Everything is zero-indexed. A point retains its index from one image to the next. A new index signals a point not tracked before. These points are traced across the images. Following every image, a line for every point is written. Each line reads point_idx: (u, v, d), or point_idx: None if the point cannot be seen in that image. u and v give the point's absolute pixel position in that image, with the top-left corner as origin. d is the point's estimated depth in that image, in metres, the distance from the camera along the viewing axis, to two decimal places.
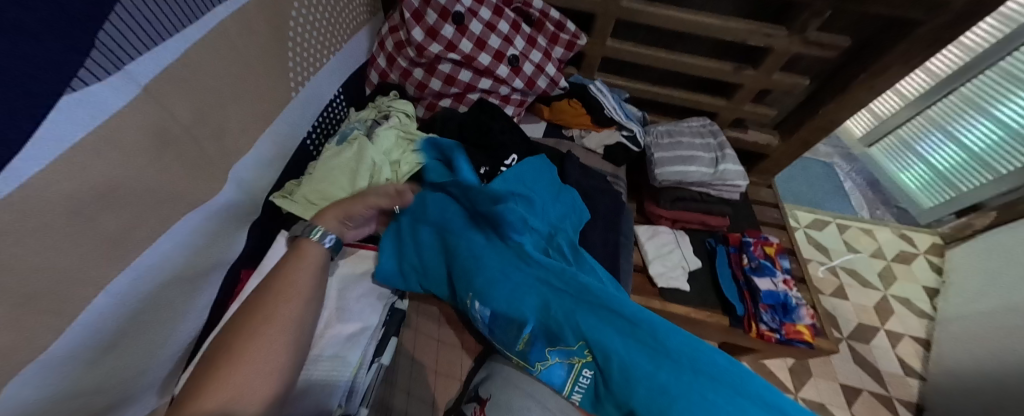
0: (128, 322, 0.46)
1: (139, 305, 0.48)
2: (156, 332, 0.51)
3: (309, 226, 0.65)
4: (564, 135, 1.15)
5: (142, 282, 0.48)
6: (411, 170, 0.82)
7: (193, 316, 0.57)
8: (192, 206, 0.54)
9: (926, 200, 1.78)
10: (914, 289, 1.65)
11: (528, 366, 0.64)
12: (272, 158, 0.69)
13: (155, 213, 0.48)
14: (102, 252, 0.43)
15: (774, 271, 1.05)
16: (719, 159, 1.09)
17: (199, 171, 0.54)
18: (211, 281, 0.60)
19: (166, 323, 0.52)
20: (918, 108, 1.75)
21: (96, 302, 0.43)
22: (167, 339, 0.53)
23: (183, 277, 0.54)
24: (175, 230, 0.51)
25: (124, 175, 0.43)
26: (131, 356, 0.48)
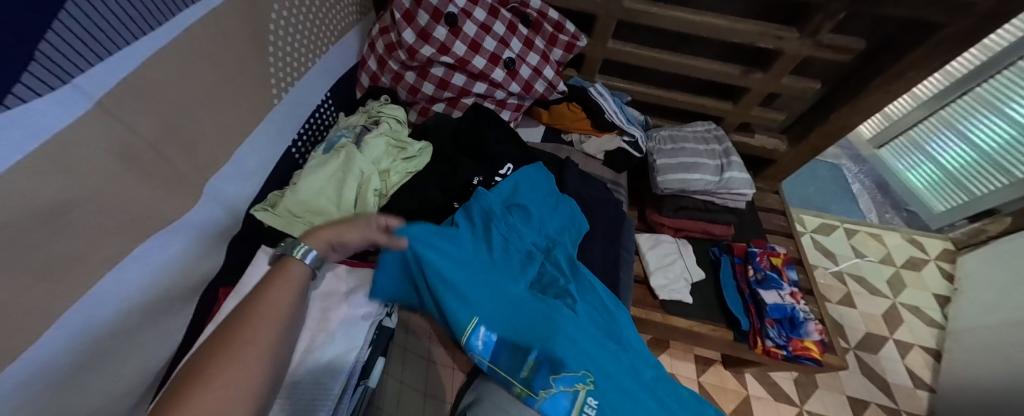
0: (87, 352, 0.42)
1: (102, 335, 0.44)
2: (124, 362, 0.47)
3: (292, 242, 0.54)
4: (564, 140, 1.11)
5: (105, 310, 0.44)
6: (400, 180, 0.82)
7: (165, 343, 0.53)
8: (163, 223, 0.50)
9: (938, 204, 1.72)
10: (925, 296, 1.60)
11: (531, 395, 0.60)
12: (253, 171, 0.66)
13: (117, 235, 0.44)
14: (55, 283, 0.39)
15: (780, 284, 1.01)
16: (724, 166, 1.05)
17: (170, 188, 0.50)
18: (185, 303, 0.56)
19: (135, 352, 0.48)
20: (931, 109, 1.69)
21: (49, 335, 0.38)
22: (137, 370, 0.49)
23: (154, 298, 0.50)
24: (141, 252, 0.47)
25: (84, 196, 0.40)
26: (95, 390, 0.44)
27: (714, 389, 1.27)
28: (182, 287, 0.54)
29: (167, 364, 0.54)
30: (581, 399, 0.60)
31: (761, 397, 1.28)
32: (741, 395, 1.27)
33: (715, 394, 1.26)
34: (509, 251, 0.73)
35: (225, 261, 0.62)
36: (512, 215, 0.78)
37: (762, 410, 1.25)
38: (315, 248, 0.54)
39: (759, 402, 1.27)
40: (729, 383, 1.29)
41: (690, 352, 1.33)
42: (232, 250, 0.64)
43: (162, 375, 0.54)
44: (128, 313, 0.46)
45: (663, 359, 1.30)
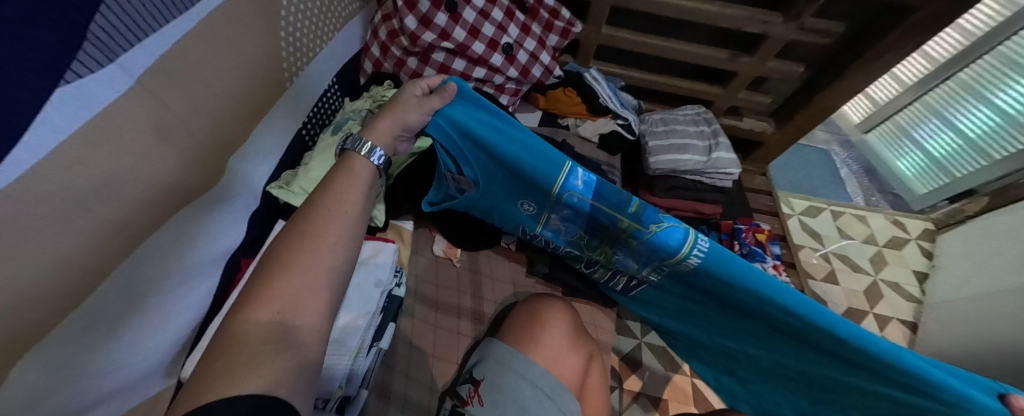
0: (130, 308, 0.48)
1: (142, 294, 0.49)
2: (162, 319, 0.52)
3: (354, 138, 0.57)
4: (560, 124, 1.15)
5: (144, 269, 0.48)
6: (405, 160, 0.83)
7: (199, 304, 0.59)
8: (188, 196, 0.54)
9: (918, 186, 1.80)
10: (905, 273, 1.68)
11: (641, 228, 0.63)
12: (268, 150, 0.70)
13: (152, 205, 0.48)
14: (103, 245, 0.43)
15: (764, 258, 1.10)
16: (712, 147, 1.10)
17: (196, 162, 0.54)
18: (216, 269, 0.61)
19: (172, 311, 0.54)
20: (916, 95, 1.75)
21: (99, 289, 0.43)
22: (174, 326, 0.55)
23: (188, 260, 0.55)
24: (175, 221, 0.52)
25: (126, 169, 0.44)
26: (137, 342, 0.49)
27: None
28: (212, 255, 0.60)
29: (200, 323, 0.60)
30: (693, 238, 0.60)
31: None
32: None
33: None
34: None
35: (246, 234, 0.67)
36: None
37: None
38: (379, 146, 0.58)
39: None
40: None
41: None
42: (251, 225, 0.68)
43: (195, 332, 0.60)
44: (164, 274, 0.52)
45: None
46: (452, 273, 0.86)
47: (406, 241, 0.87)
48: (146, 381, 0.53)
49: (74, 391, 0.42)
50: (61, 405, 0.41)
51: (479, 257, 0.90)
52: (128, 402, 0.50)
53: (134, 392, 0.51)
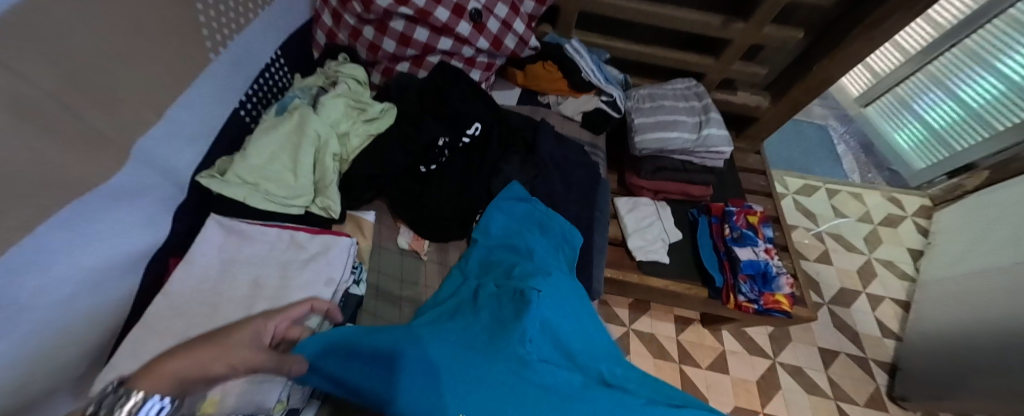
0: (19, 325, 0.39)
1: (24, 305, 0.39)
2: (51, 334, 0.42)
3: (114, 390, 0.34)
4: (541, 102, 1.06)
5: (30, 274, 0.39)
6: (361, 144, 0.79)
7: (99, 316, 0.49)
8: (86, 188, 0.44)
9: (917, 161, 1.73)
10: (899, 251, 1.63)
11: None
12: (194, 134, 0.61)
13: (35, 199, 0.39)
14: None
15: (755, 241, 1.04)
16: (703, 123, 1.02)
17: (93, 148, 0.45)
18: (127, 272, 0.52)
19: (65, 324, 0.44)
20: (918, 64, 1.67)
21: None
22: (65, 345, 0.45)
23: (91, 263, 0.46)
24: (63, 218, 0.42)
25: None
26: (17, 363, 0.39)
27: (691, 346, 1.34)
28: (118, 261, 0.50)
29: (103, 336, 0.50)
30: None
31: (736, 351, 1.35)
32: (718, 351, 1.34)
33: (693, 351, 1.33)
34: (501, 295, 0.61)
35: (172, 232, 0.59)
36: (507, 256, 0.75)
37: (737, 364, 1.33)
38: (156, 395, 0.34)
39: (734, 356, 1.34)
40: (706, 340, 1.36)
41: (670, 313, 1.39)
42: (178, 221, 0.60)
43: (98, 347, 0.50)
44: (52, 281, 0.42)
45: (643, 321, 1.36)
46: (418, 268, 0.79)
47: (367, 234, 0.75)
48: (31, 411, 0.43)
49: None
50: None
51: (448, 249, 0.83)
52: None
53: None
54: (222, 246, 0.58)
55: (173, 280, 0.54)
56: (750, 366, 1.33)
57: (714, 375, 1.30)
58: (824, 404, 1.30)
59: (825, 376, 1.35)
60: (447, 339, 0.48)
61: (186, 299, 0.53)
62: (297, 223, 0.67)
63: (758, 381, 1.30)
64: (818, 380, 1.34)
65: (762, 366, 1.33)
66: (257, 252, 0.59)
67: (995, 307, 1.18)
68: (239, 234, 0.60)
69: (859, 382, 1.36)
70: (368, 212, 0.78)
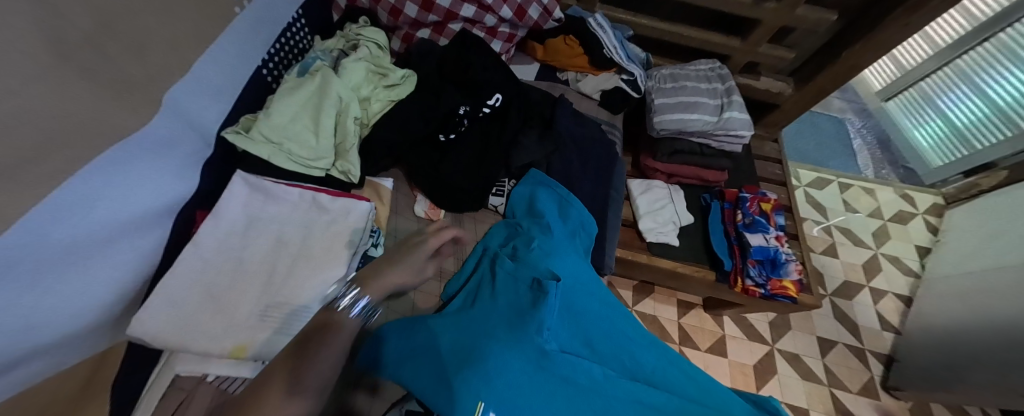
0: (60, 267, 0.40)
1: (63, 247, 0.40)
2: (85, 278, 0.44)
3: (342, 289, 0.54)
4: (559, 79, 1.06)
5: (66, 221, 0.40)
6: (382, 109, 0.79)
7: (137, 260, 0.51)
8: (120, 135, 0.44)
9: (935, 159, 1.71)
10: (907, 247, 1.63)
11: None
12: (219, 89, 0.61)
13: (72, 145, 0.39)
14: (12, 188, 0.34)
15: (767, 228, 1.04)
16: (724, 106, 1.01)
17: (128, 94, 0.45)
18: (159, 222, 0.53)
19: (100, 269, 0.45)
20: (946, 59, 1.63)
21: (4, 237, 0.34)
22: (106, 286, 0.47)
23: (128, 210, 0.47)
24: (104, 164, 0.43)
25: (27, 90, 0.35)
26: (59, 300, 0.41)
27: (692, 329, 1.36)
28: (155, 208, 0.52)
29: (135, 283, 0.51)
30: None
31: (736, 336, 1.37)
32: (717, 335, 1.36)
33: (693, 334, 1.36)
34: (515, 277, 0.67)
35: (200, 187, 0.60)
36: (528, 229, 0.79)
37: (736, 348, 1.35)
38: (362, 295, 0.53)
39: (734, 341, 1.36)
40: (707, 324, 1.38)
41: (673, 296, 1.41)
42: (205, 176, 0.61)
43: (131, 293, 0.51)
44: (91, 227, 0.43)
45: (646, 303, 1.38)
46: None
47: (386, 200, 0.76)
48: (65, 347, 0.45)
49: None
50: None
51: (464, 220, 0.84)
52: (39, 371, 0.42)
53: (49, 356, 0.43)
54: (248, 204, 0.59)
55: (201, 231, 0.55)
56: (749, 351, 1.35)
57: (712, 358, 1.32)
58: (818, 390, 1.33)
59: (821, 364, 1.37)
60: (472, 333, 0.57)
61: (214, 254, 0.54)
62: (317, 184, 0.68)
63: (755, 365, 1.33)
64: (814, 368, 1.36)
65: (760, 352, 1.35)
66: (279, 211, 0.60)
67: (998, 304, 1.18)
68: (264, 192, 0.60)
69: (855, 371, 1.38)
70: (386, 178, 0.79)
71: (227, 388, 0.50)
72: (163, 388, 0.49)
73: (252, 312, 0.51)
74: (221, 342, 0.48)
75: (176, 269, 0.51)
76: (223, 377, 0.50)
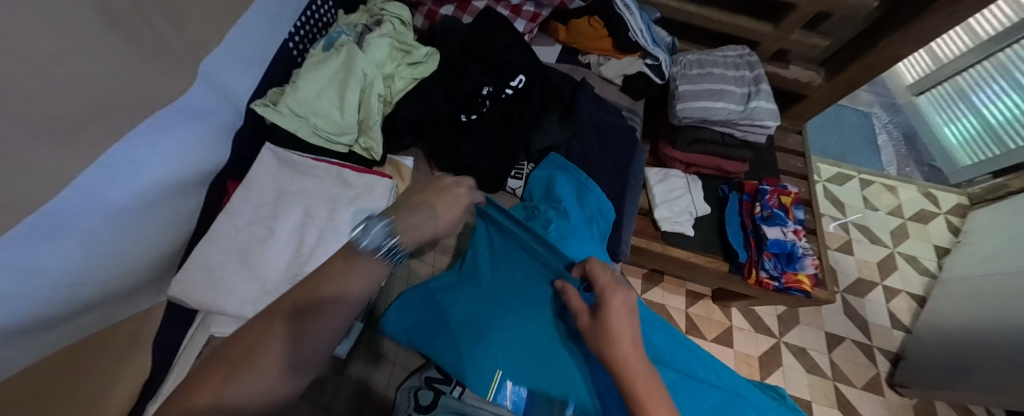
0: (107, 230, 0.44)
1: (111, 207, 0.44)
2: (133, 238, 0.48)
3: (371, 227, 0.44)
4: (581, 62, 1.05)
5: (113, 185, 0.43)
6: (405, 87, 0.79)
7: (176, 224, 0.54)
8: (159, 103, 0.47)
9: (963, 158, 1.66)
10: (925, 247, 1.60)
11: None
12: (249, 61, 0.62)
13: (107, 117, 0.42)
14: (62, 149, 0.38)
15: (785, 221, 1.03)
16: (752, 95, 0.98)
17: (160, 60, 0.47)
18: (193, 191, 0.56)
19: (140, 231, 0.49)
20: (986, 52, 1.56)
21: (62, 196, 0.38)
22: (148, 246, 0.51)
23: (170, 177, 0.50)
24: (149, 131, 0.46)
25: (56, 55, 0.37)
26: (106, 258, 0.45)
27: (700, 320, 1.36)
28: (193, 176, 0.55)
29: (171, 248, 0.55)
30: None
31: (743, 328, 1.37)
32: (725, 326, 1.36)
33: (701, 325, 1.36)
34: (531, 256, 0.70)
35: (230, 157, 0.62)
36: (545, 212, 0.80)
37: (742, 340, 1.35)
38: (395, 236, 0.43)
39: (740, 332, 1.36)
40: (715, 315, 1.38)
41: (682, 286, 1.41)
42: (235, 147, 0.63)
43: (166, 258, 0.55)
44: (135, 191, 0.46)
45: (655, 293, 1.38)
46: None
47: (405, 178, 0.75)
48: (110, 302, 0.49)
49: (28, 307, 0.37)
50: (14, 321, 0.36)
51: None
52: (88, 324, 0.46)
53: (97, 310, 0.47)
54: (276, 176, 0.61)
55: (234, 202, 0.57)
56: (755, 342, 1.35)
57: (718, 348, 1.32)
58: (822, 384, 1.33)
59: (827, 359, 1.37)
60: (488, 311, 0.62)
61: (246, 224, 0.57)
62: (341, 160, 0.69)
63: (760, 356, 1.33)
64: (820, 362, 1.36)
65: (766, 344, 1.36)
66: (306, 184, 0.61)
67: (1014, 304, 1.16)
68: (293, 164, 0.62)
69: (860, 366, 1.38)
70: (406, 157, 0.78)
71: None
72: (199, 346, 0.55)
73: (282, 279, 0.54)
74: (255, 307, 0.52)
75: (211, 236, 0.55)
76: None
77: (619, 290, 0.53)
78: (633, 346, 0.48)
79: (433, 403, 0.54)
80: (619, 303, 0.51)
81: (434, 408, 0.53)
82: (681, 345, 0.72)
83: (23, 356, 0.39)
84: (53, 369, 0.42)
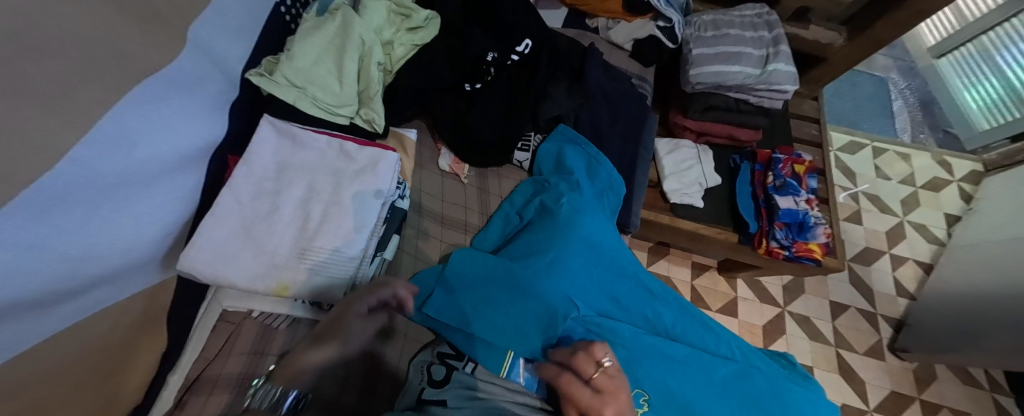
0: (111, 203, 0.42)
1: (111, 181, 0.41)
2: (138, 214, 0.45)
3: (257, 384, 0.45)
4: (588, 27, 0.99)
5: (110, 157, 0.40)
6: (406, 54, 0.75)
7: (180, 201, 0.52)
8: (148, 69, 0.43)
9: (982, 123, 1.62)
10: (935, 216, 1.58)
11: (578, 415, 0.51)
12: (239, 26, 0.58)
13: (99, 81, 0.38)
14: (54, 114, 0.34)
15: (797, 191, 1.00)
16: (769, 57, 0.94)
17: (145, 21, 0.43)
18: (194, 165, 0.53)
19: (145, 207, 0.46)
20: (1012, 12, 1.50)
21: (57, 169, 0.35)
22: (155, 223, 0.48)
23: (167, 150, 0.48)
24: (141, 106, 0.43)
25: (34, 12, 0.33)
26: (113, 234, 0.43)
27: (705, 291, 1.36)
28: (191, 149, 0.52)
29: (175, 225, 0.52)
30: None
31: (748, 299, 1.37)
32: (730, 297, 1.36)
33: (706, 296, 1.35)
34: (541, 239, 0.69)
35: (228, 130, 0.59)
36: (556, 186, 0.78)
37: (747, 310, 1.35)
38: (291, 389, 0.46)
39: (745, 303, 1.36)
40: (720, 287, 1.37)
41: (688, 258, 1.39)
42: (233, 120, 0.59)
43: (174, 235, 0.53)
44: (134, 165, 0.43)
45: (661, 266, 1.37)
46: (458, 191, 0.79)
47: (410, 151, 0.73)
48: (116, 281, 0.45)
49: (35, 284, 0.35)
50: (22, 298, 0.34)
51: (487, 175, 0.82)
52: (94, 304, 0.43)
53: (110, 287, 0.45)
54: (277, 149, 0.58)
55: (235, 177, 0.54)
56: (760, 313, 1.35)
57: (724, 319, 1.32)
58: (825, 351, 1.33)
59: (831, 327, 1.37)
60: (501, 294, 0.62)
61: (249, 201, 0.54)
62: (343, 133, 0.66)
63: (765, 326, 1.33)
64: (824, 331, 1.36)
65: (770, 313, 1.35)
66: (309, 159, 0.60)
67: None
68: (293, 137, 0.59)
69: (864, 333, 1.38)
70: (409, 130, 0.76)
71: (272, 323, 0.58)
72: (213, 320, 0.55)
73: (290, 254, 0.54)
74: (264, 281, 0.52)
75: (214, 212, 0.51)
76: (267, 313, 0.58)
77: (607, 398, 0.46)
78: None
79: (446, 378, 0.55)
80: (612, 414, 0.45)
81: (446, 384, 0.54)
82: (694, 319, 0.70)
83: (29, 334, 0.36)
84: (67, 342, 0.41)
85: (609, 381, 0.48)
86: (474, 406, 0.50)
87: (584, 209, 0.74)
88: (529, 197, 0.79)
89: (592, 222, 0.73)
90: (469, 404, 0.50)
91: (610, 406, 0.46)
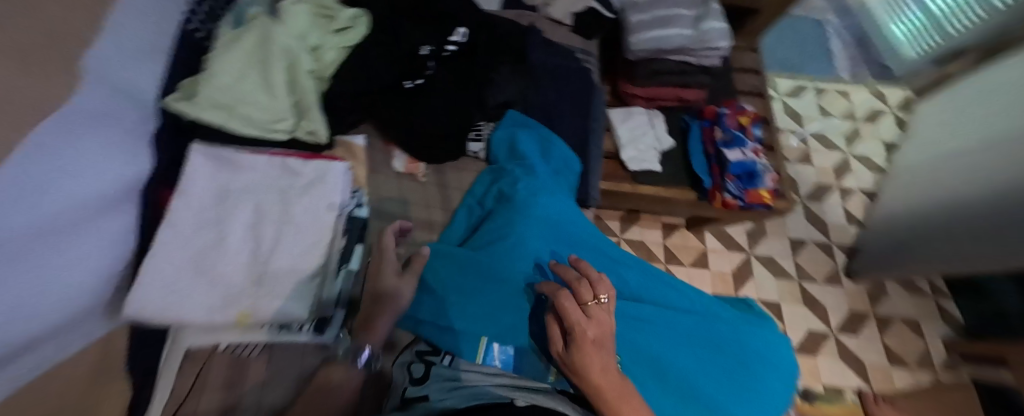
0: (30, 259, 0.39)
1: (28, 234, 0.38)
2: (63, 266, 0.42)
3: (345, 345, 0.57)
4: (526, 5, 0.97)
5: (20, 206, 0.37)
6: (337, 58, 0.73)
7: (110, 246, 0.49)
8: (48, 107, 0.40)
9: (909, 52, 1.71)
10: (875, 146, 1.68)
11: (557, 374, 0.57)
12: (142, 52, 0.54)
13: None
14: None
15: (744, 143, 1.05)
16: (701, 17, 0.97)
17: (36, 57, 0.39)
18: (118, 207, 0.50)
19: (72, 258, 0.43)
20: None
21: None
22: (85, 273, 0.45)
23: (85, 193, 0.44)
24: (44, 146, 0.39)
25: None
26: (39, 291, 0.40)
27: (676, 248, 1.41)
28: (112, 189, 0.48)
29: (100, 274, 0.47)
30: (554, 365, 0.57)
31: (716, 249, 1.43)
32: (700, 250, 1.42)
33: (677, 253, 1.41)
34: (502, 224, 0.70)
35: (152, 165, 0.55)
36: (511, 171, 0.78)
37: (716, 259, 1.42)
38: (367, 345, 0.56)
39: (714, 253, 1.42)
40: (690, 242, 1.43)
41: (657, 220, 1.44)
42: (154, 153, 0.56)
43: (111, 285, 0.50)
44: (51, 215, 0.40)
45: (632, 231, 1.41)
46: (418, 190, 0.77)
47: (360, 157, 0.73)
48: (31, 348, 0.42)
49: None
50: None
51: (445, 171, 0.81)
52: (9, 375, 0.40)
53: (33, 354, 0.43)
54: (213, 177, 0.58)
55: (173, 211, 0.53)
56: (729, 260, 1.42)
57: (696, 271, 1.39)
58: (789, 285, 1.42)
59: (793, 262, 1.46)
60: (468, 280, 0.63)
61: (192, 233, 0.53)
62: (284, 149, 0.65)
63: (733, 271, 1.41)
64: (787, 268, 1.44)
65: (738, 259, 1.43)
66: (249, 180, 0.60)
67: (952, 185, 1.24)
68: (226, 162, 0.59)
69: (822, 263, 1.48)
70: (358, 136, 0.76)
71: (243, 353, 0.56)
72: (179, 360, 0.54)
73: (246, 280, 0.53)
74: (223, 312, 0.51)
75: (157, 251, 0.50)
76: (235, 344, 0.56)
77: (592, 322, 0.52)
78: (609, 376, 0.49)
79: (425, 374, 0.56)
80: (594, 336, 0.51)
81: (426, 380, 0.56)
82: (656, 279, 0.74)
83: None
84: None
85: (600, 310, 0.53)
86: (456, 395, 0.53)
87: (538, 190, 0.75)
88: (487, 185, 0.79)
89: (549, 201, 0.74)
90: (453, 395, 0.53)
91: (593, 330, 0.51)
